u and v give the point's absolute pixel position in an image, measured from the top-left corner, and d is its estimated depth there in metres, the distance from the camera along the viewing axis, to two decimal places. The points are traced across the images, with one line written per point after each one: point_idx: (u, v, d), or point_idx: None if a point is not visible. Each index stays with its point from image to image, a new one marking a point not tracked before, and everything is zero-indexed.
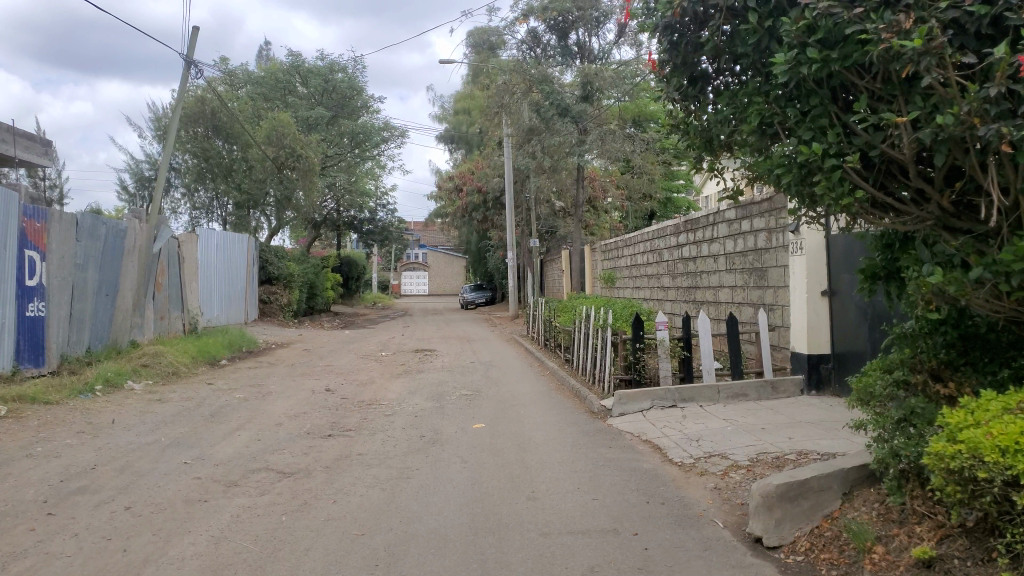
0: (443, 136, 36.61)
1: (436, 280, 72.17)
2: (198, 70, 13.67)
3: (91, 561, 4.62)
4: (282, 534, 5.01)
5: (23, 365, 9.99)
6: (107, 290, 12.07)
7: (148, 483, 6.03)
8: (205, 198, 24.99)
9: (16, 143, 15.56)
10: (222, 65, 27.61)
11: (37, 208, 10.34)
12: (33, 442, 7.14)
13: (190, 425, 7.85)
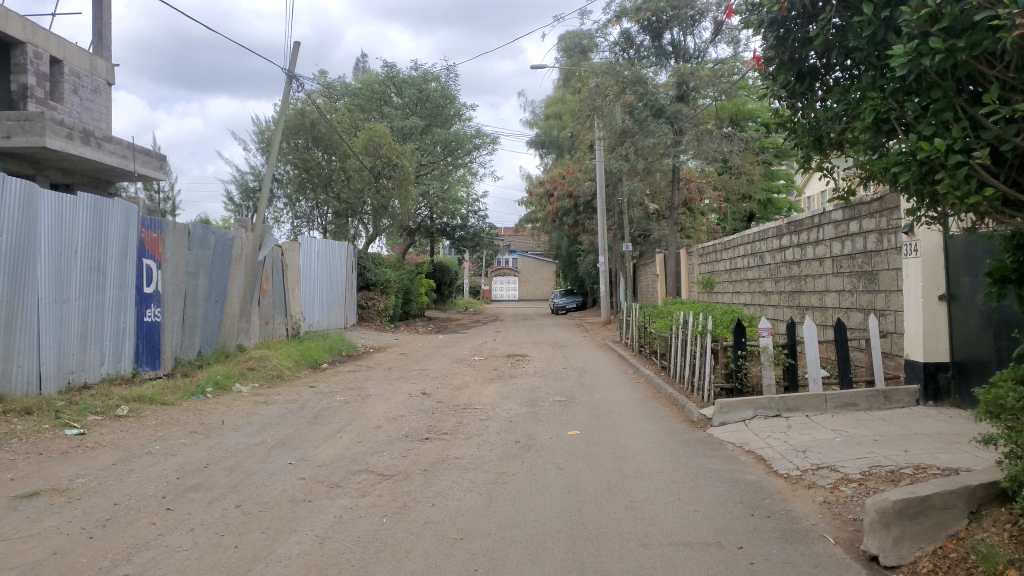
0: (533, 141, 36.82)
1: (527, 285, 72.42)
2: (300, 84, 14.20)
3: (207, 555, 4.84)
4: (383, 535, 5.11)
5: (142, 368, 10.65)
6: (217, 296, 12.70)
7: (256, 482, 6.26)
8: (306, 208, 26.24)
9: (135, 158, 16.66)
10: (321, 79, 28.88)
11: (154, 219, 10.98)
12: (152, 441, 7.58)
13: (294, 427, 8.14)
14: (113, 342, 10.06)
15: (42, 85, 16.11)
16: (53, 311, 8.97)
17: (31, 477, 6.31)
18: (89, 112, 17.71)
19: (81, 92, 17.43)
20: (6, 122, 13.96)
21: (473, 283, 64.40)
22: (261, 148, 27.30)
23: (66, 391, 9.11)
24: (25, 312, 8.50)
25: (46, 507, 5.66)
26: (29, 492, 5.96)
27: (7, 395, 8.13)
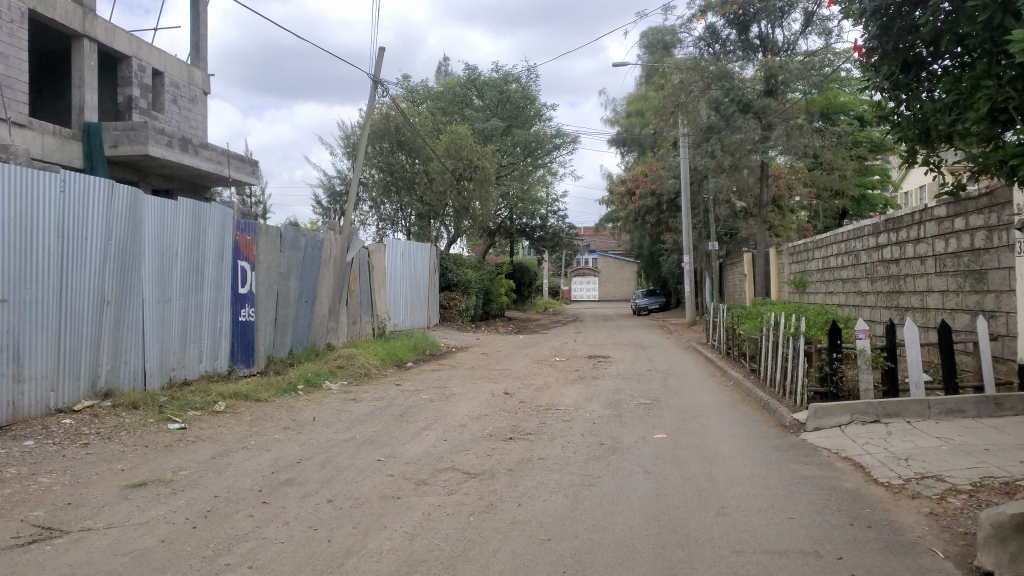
0: (614, 139, 36.58)
1: (606, 285, 71.86)
2: (384, 89, 14.51)
3: (301, 548, 4.98)
4: (471, 534, 5.15)
5: (238, 365, 11.11)
6: (307, 296, 13.13)
7: (346, 478, 6.42)
8: (390, 211, 27.04)
9: (230, 164, 17.44)
10: (405, 83, 29.62)
11: (248, 222, 11.41)
12: (247, 436, 7.88)
13: (381, 424, 8.31)
14: (210, 340, 10.51)
15: (145, 96, 17.28)
16: (156, 310, 9.46)
17: (139, 468, 6.66)
18: (187, 120, 18.85)
19: (180, 101, 18.55)
20: (113, 133, 14.89)
21: (553, 283, 64.34)
22: (347, 152, 28.10)
23: (168, 387, 9.61)
24: (130, 312, 9.01)
25: (153, 496, 5.96)
26: (138, 482, 6.29)
27: (115, 390, 8.66)
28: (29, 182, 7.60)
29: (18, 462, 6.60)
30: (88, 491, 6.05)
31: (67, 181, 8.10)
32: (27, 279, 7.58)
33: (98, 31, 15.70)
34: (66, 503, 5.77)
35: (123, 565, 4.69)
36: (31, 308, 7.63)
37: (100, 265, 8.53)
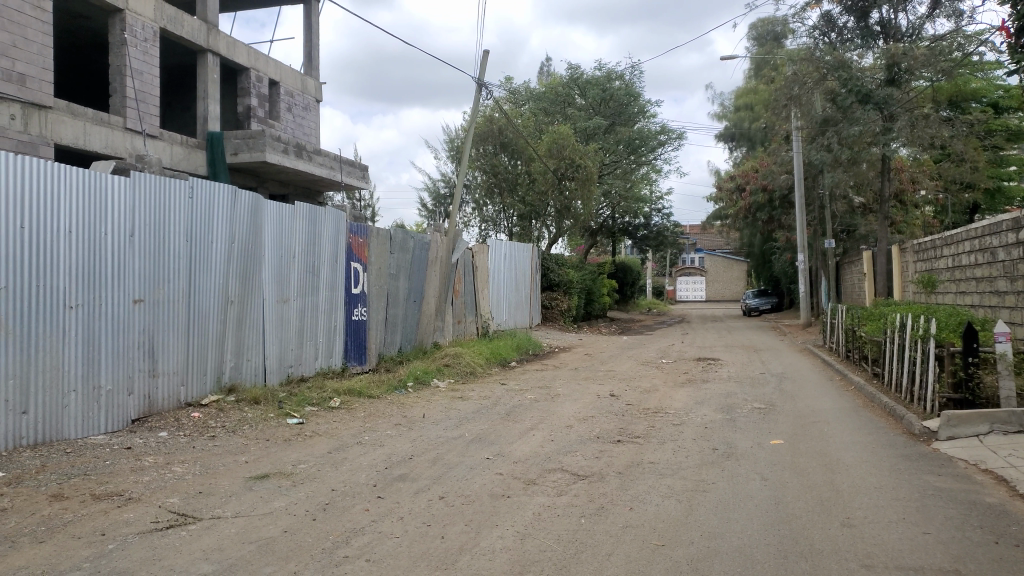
0: (722, 135, 35.72)
1: (713, 285, 70.04)
2: (488, 91, 14.70)
3: (416, 544, 5.08)
4: (582, 536, 5.10)
5: (351, 363, 11.52)
6: (416, 296, 13.46)
7: (457, 475, 6.51)
8: (491, 212, 27.19)
9: (342, 169, 18.66)
10: (509, 85, 30.21)
11: (360, 224, 11.78)
12: (361, 431, 8.12)
13: (489, 423, 8.39)
14: (325, 339, 10.93)
15: (262, 106, 19.11)
16: (275, 310, 9.91)
17: (261, 461, 6.98)
18: (300, 127, 20.70)
19: (293, 109, 20.38)
20: (234, 140, 16.47)
21: (657, 283, 63.29)
22: (450, 156, 28.65)
23: (286, 383, 10.05)
24: (251, 312, 9.47)
25: (275, 488, 6.23)
26: (261, 474, 6.59)
27: (238, 385, 9.14)
28: (159, 188, 8.08)
29: (155, 452, 7.07)
30: (217, 481, 6.39)
31: (194, 188, 8.58)
32: (160, 281, 8.10)
33: (220, 45, 17.58)
34: (198, 491, 6.12)
35: (250, 553, 4.91)
36: (164, 308, 8.15)
37: (224, 268, 9.00)
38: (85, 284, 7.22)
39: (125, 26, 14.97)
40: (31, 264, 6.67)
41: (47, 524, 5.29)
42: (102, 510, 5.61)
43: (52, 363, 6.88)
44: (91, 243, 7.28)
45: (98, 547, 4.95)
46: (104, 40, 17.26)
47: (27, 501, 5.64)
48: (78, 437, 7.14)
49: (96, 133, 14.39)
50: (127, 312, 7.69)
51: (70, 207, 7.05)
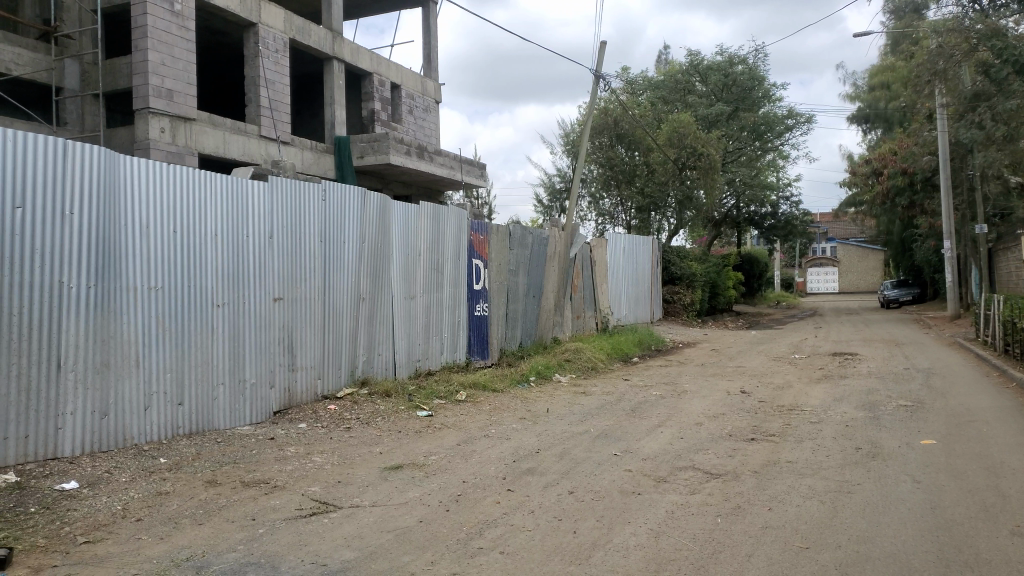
0: (855, 116, 33.98)
1: (846, 276, 66.69)
2: (606, 83, 14.60)
3: (549, 537, 5.08)
4: (719, 536, 4.93)
5: (474, 358, 11.75)
6: (535, 292, 13.54)
7: (586, 471, 6.47)
8: (608, 205, 26.77)
9: (461, 168, 19.07)
10: (624, 75, 29.66)
11: (480, 222, 11.95)
12: (488, 425, 8.23)
13: (614, 419, 8.30)
14: (450, 334, 11.17)
15: (385, 109, 19.82)
16: (403, 306, 10.22)
17: (395, 452, 7.20)
18: (421, 129, 21.43)
19: (415, 111, 21.12)
20: (360, 144, 17.19)
21: (786, 275, 60.74)
22: (566, 150, 28.67)
23: (414, 377, 10.36)
24: (382, 308, 9.80)
25: (409, 479, 6.40)
26: (395, 465, 6.79)
27: (370, 378, 9.49)
28: (295, 191, 8.48)
29: (297, 442, 7.43)
30: (354, 471, 6.65)
31: (328, 190, 8.94)
32: (297, 279, 8.51)
33: (345, 52, 18.35)
34: (337, 481, 6.38)
35: (388, 541, 5.07)
36: (302, 305, 8.56)
37: (355, 266, 9.35)
38: (231, 283, 7.68)
39: (259, 38, 15.84)
40: (182, 265, 7.17)
41: (204, 508, 5.66)
42: (251, 496, 5.94)
43: (203, 358, 7.37)
44: (235, 245, 7.74)
45: (250, 531, 5.25)
46: (239, 54, 18.37)
47: (186, 486, 6.06)
48: (227, 427, 7.62)
49: (235, 142, 15.34)
50: (268, 309, 8.13)
51: (215, 211, 7.53)
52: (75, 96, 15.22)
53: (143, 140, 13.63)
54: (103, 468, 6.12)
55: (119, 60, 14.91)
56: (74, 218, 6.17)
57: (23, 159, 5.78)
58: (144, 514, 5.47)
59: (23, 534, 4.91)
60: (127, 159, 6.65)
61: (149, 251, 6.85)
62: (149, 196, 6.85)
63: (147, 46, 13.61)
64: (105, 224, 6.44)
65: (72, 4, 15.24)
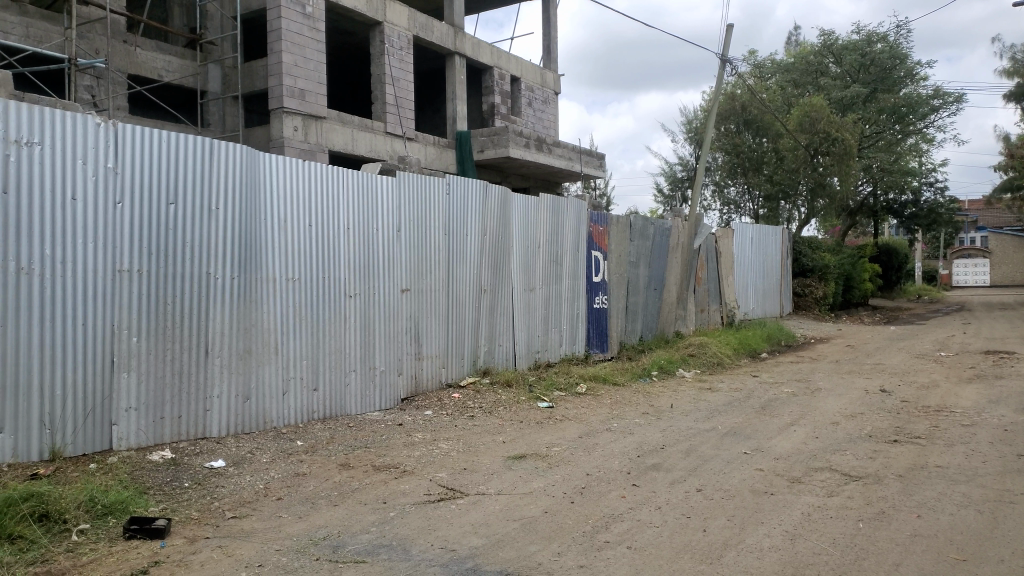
0: (1013, 92, 31.30)
1: (999, 268, 61.61)
2: (732, 67, 14.12)
3: (677, 535, 4.95)
4: (863, 542, 4.65)
5: (594, 350, 11.68)
6: (657, 284, 13.29)
7: (714, 469, 6.27)
8: (734, 194, 27.33)
9: (579, 159, 19.03)
10: (753, 58, 29.67)
11: (601, 213, 11.82)
12: (609, 418, 8.15)
13: (743, 416, 8.02)
14: (569, 326, 11.16)
15: (506, 102, 20.05)
16: (523, 298, 10.27)
17: (517, 442, 7.26)
18: (541, 120, 21.47)
19: (534, 104, 21.21)
20: (481, 138, 17.54)
21: (929, 267, 56.72)
22: (688, 139, 28.14)
23: (534, 368, 10.43)
24: (503, 300, 9.90)
25: (533, 469, 6.43)
26: (519, 455, 6.82)
27: (492, 369, 9.62)
28: (421, 185, 8.68)
29: (423, 428, 7.62)
30: (479, 459, 6.74)
31: (452, 184, 9.10)
32: (423, 271, 8.72)
33: (466, 47, 18.65)
34: (463, 468, 6.49)
35: (515, 530, 5.10)
36: (427, 296, 8.77)
37: (477, 259, 9.48)
38: (361, 275, 7.96)
39: (384, 37, 16.33)
40: (317, 258, 7.50)
41: (338, 489, 5.90)
42: (382, 480, 6.14)
43: (336, 346, 7.68)
44: (365, 238, 8.02)
45: (381, 514, 5.42)
46: (365, 53, 19.03)
47: (321, 468, 6.34)
48: (358, 412, 7.92)
49: (362, 139, 15.95)
50: (396, 300, 8.38)
51: (347, 206, 7.81)
52: (217, 99, 16.27)
53: (279, 139, 14.37)
54: (247, 448, 6.49)
55: (257, 63, 15.79)
56: (220, 213, 6.57)
57: (175, 158, 6.23)
58: (283, 494, 5.76)
59: (178, 507, 5.29)
60: (268, 158, 7.02)
61: (287, 244, 7.20)
62: (286, 192, 7.21)
63: (281, 49, 14.32)
64: (248, 219, 6.83)
65: (216, 12, 16.27)
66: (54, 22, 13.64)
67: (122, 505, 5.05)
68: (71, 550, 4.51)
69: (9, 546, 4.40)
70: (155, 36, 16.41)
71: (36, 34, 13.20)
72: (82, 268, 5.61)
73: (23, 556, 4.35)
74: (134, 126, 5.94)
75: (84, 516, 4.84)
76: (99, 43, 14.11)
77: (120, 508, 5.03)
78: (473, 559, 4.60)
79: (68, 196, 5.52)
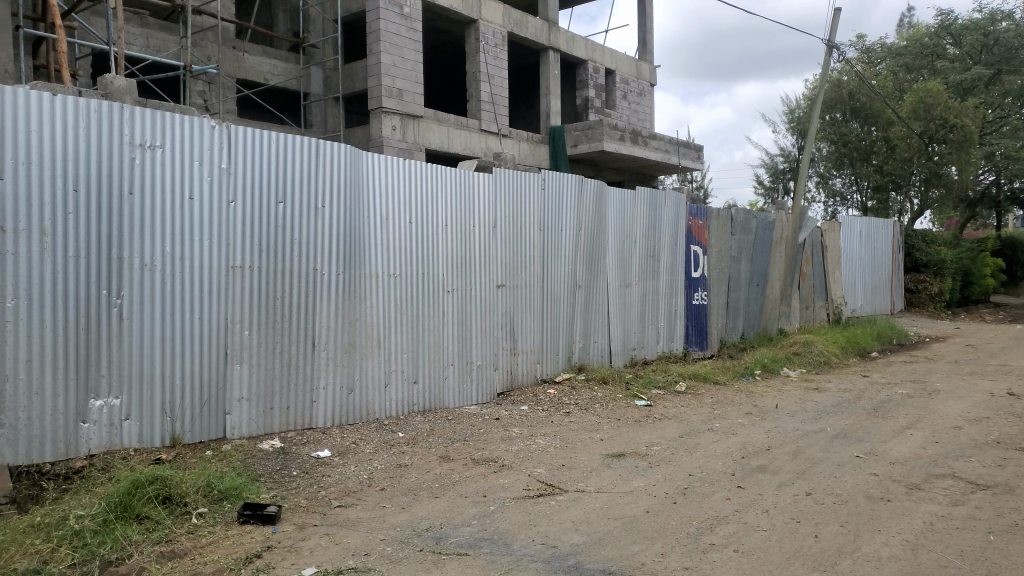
0: None
1: None
2: (839, 52, 13.53)
3: (786, 540, 4.76)
4: (994, 556, 4.34)
5: (692, 348, 11.44)
6: (759, 280, 12.89)
7: (825, 472, 6.01)
8: (839, 185, 26.31)
9: (676, 152, 18.69)
10: (862, 42, 28.50)
11: (700, 207, 11.54)
12: (711, 418, 7.94)
13: (854, 417, 7.66)
14: (667, 323, 10.97)
15: (600, 96, 19.96)
16: (619, 293, 10.15)
17: (616, 440, 7.17)
18: (636, 113, 21.19)
19: (629, 96, 20.97)
20: (575, 132, 17.48)
21: None
22: (791, 128, 27.40)
23: (630, 365, 10.30)
24: (598, 295, 9.81)
25: (633, 468, 6.34)
26: (617, 452, 6.74)
27: (587, 365, 9.56)
28: (517, 181, 8.69)
29: (520, 423, 7.65)
30: (577, 456, 6.69)
31: (547, 179, 9.07)
32: (519, 267, 8.74)
33: (560, 41, 18.61)
34: (561, 464, 6.46)
35: (616, 529, 5.02)
36: (522, 292, 8.78)
37: (572, 254, 9.42)
38: (458, 271, 8.04)
39: (479, 34, 16.48)
40: (417, 254, 7.63)
41: (439, 481, 5.98)
42: (482, 474, 6.19)
43: (434, 340, 7.80)
44: (463, 234, 8.10)
45: (482, 507, 5.46)
46: (460, 51, 19.30)
47: (422, 460, 6.44)
48: (456, 406, 8.02)
49: (458, 137, 16.14)
50: (492, 296, 8.43)
51: (444, 203, 7.90)
52: (319, 100, 16.87)
53: (378, 138, 14.73)
54: (351, 439, 6.67)
55: (356, 65, 16.28)
56: (326, 211, 6.76)
57: (283, 159, 6.46)
58: (387, 484, 5.88)
59: (288, 494, 5.48)
60: (370, 157, 7.18)
61: (387, 241, 7.35)
62: (387, 189, 7.35)
63: (380, 50, 14.68)
64: (352, 217, 7.00)
65: (318, 16, 16.86)
66: (170, 31, 14.48)
67: (236, 491, 5.27)
68: (193, 531, 4.74)
69: (137, 526, 4.67)
70: (262, 41, 17.16)
71: (155, 44, 14.08)
72: (199, 264, 5.89)
73: (150, 535, 4.61)
74: (246, 128, 6.19)
75: (202, 500, 5.08)
76: (211, 50, 14.88)
77: (234, 493, 5.25)
78: (575, 557, 4.56)
79: (186, 196, 5.81)
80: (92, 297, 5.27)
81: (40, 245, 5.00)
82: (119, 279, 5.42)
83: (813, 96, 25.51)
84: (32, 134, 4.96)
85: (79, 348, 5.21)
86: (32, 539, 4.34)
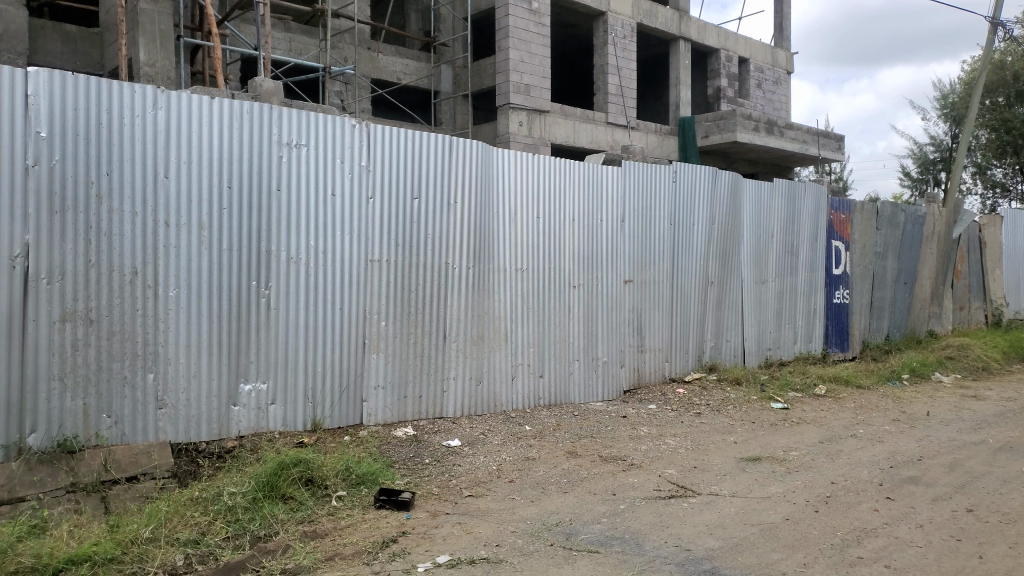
0: None
1: None
2: (1004, 30, 12.42)
3: (945, 558, 4.41)
4: None
5: (832, 349, 10.87)
6: (907, 278, 12.07)
7: (987, 488, 5.52)
8: (1000, 176, 24.45)
9: (813, 142, 17.82)
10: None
11: (843, 200, 10.92)
12: (854, 423, 7.49)
13: (1020, 430, 7.01)
14: (804, 323, 10.46)
15: (732, 85, 19.31)
16: (753, 291, 9.77)
17: (751, 443, 6.89)
18: (770, 102, 20.32)
19: (763, 85, 20.14)
20: (705, 123, 17.03)
21: None
22: (943, 115, 25.55)
23: (765, 366, 9.89)
24: (731, 293, 9.48)
25: (770, 473, 6.07)
26: (753, 456, 6.48)
27: (719, 365, 9.26)
28: (647, 175, 8.54)
29: (649, 422, 7.50)
30: (710, 458, 6.49)
31: (678, 172, 8.84)
32: (647, 262, 8.57)
33: (691, 30, 18.14)
34: (693, 466, 6.28)
35: (754, 535, 4.82)
36: (651, 287, 8.61)
37: (704, 249, 9.13)
38: (585, 265, 7.99)
39: (608, 27, 16.32)
40: (545, 249, 7.63)
41: (568, 477, 5.95)
42: (610, 471, 6.10)
43: (561, 335, 7.79)
44: (590, 228, 8.03)
45: (612, 505, 5.38)
46: (587, 44, 19.18)
47: (550, 454, 6.44)
48: (582, 402, 7.98)
49: (584, 131, 16.06)
50: (619, 291, 8.31)
51: (573, 197, 7.87)
52: (448, 99, 17.25)
53: (504, 134, 14.88)
54: (480, 430, 6.76)
55: (485, 61, 16.51)
56: (458, 206, 6.89)
57: (418, 155, 6.62)
58: (516, 476, 5.92)
59: (421, 481, 5.62)
60: (500, 153, 7.24)
61: (516, 236, 7.40)
62: (517, 184, 7.40)
63: (508, 45, 14.81)
64: (482, 212, 7.10)
65: (449, 15, 17.23)
66: (311, 35, 15.24)
67: (373, 476, 5.46)
68: (333, 513, 4.96)
69: (283, 505, 4.92)
70: (395, 41, 17.74)
71: (297, 47, 14.82)
72: (340, 257, 6.13)
73: (295, 515, 4.84)
74: (384, 126, 6.38)
75: (341, 483, 5.29)
76: (347, 51, 15.51)
77: (371, 478, 5.44)
78: (710, 561, 4.40)
79: (329, 192, 6.06)
80: (243, 288, 5.59)
81: (199, 237, 5.35)
82: (268, 271, 5.72)
83: (972, 79, 23.65)
84: (194, 133, 5.31)
85: (230, 335, 5.55)
86: (191, 512, 4.64)
